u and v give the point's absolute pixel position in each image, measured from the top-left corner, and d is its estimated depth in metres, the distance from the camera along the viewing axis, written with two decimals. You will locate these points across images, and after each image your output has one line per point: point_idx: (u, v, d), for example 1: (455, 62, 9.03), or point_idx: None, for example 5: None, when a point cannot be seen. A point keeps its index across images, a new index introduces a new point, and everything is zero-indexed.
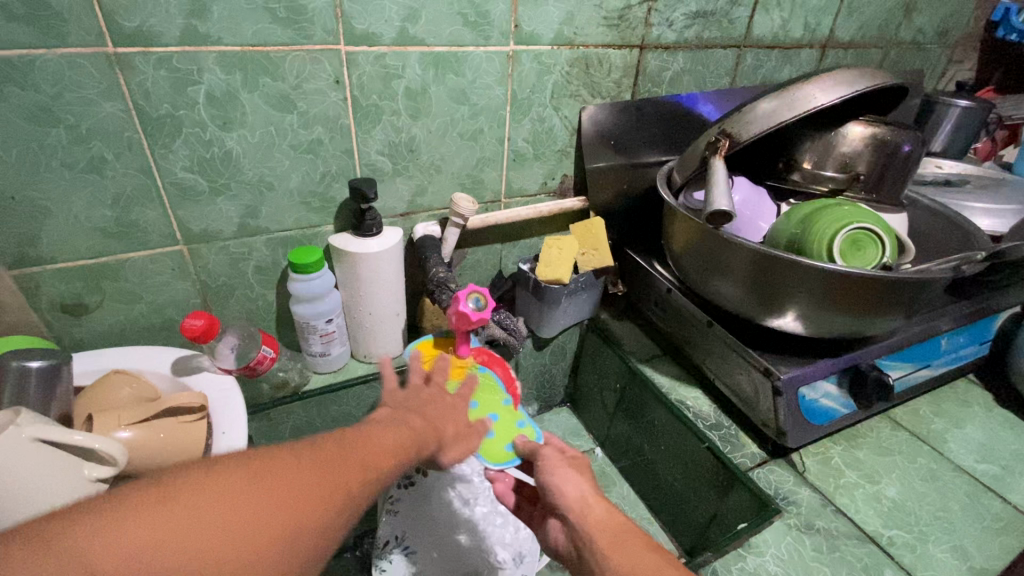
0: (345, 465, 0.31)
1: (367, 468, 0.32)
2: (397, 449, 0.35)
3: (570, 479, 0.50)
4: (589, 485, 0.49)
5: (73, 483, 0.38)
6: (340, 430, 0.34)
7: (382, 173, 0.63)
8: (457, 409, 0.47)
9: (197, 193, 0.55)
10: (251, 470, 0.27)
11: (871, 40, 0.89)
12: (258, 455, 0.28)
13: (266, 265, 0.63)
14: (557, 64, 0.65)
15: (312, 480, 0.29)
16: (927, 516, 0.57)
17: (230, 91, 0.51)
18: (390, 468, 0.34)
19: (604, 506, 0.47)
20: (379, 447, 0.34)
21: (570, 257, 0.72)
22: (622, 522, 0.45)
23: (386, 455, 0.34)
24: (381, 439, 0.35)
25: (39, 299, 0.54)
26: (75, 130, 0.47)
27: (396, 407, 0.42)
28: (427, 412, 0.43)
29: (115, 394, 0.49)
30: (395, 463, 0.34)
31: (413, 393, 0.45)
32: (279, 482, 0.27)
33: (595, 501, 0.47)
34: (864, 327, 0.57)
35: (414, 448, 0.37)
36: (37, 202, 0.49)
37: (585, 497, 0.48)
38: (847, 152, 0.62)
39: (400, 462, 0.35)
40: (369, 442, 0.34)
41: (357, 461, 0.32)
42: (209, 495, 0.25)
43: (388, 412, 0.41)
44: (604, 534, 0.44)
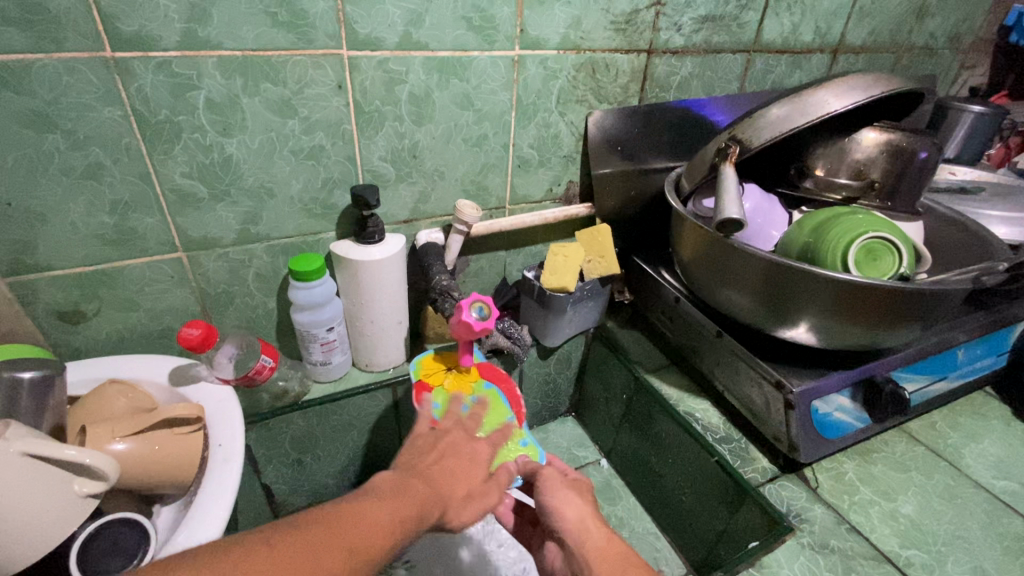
0: (332, 547, 0.29)
1: (354, 543, 0.31)
2: (394, 524, 0.34)
3: (570, 501, 0.49)
4: (589, 507, 0.48)
5: (63, 498, 0.38)
6: (332, 507, 0.32)
7: (385, 179, 0.62)
8: (469, 467, 0.44)
9: (197, 199, 0.54)
10: (228, 563, 0.26)
11: (882, 45, 0.88)
12: (235, 546, 0.27)
13: (266, 273, 0.62)
14: (563, 69, 0.64)
15: (294, 570, 0.27)
16: (945, 535, 0.55)
17: (230, 96, 0.50)
18: (382, 548, 0.32)
19: (604, 536, 0.44)
20: (372, 521, 0.32)
21: (576, 265, 0.71)
22: (622, 550, 0.43)
23: (381, 532, 0.32)
24: (375, 513, 0.33)
25: (35, 307, 0.53)
26: (72, 136, 0.46)
27: (400, 470, 0.40)
28: (434, 475, 0.41)
29: (110, 405, 0.47)
30: (391, 539, 0.33)
31: (423, 452, 0.44)
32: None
33: (594, 525, 0.46)
34: (879, 339, 0.55)
35: (412, 519, 0.35)
36: (35, 209, 0.48)
37: (584, 521, 0.46)
38: (861, 159, 0.61)
39: (395, 536, 0.33)
40: (363, 516, 0.32)
41: (343, 543, 0.30)
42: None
43: (392, 476, 0.39)
44: (603, 561, 0.42)
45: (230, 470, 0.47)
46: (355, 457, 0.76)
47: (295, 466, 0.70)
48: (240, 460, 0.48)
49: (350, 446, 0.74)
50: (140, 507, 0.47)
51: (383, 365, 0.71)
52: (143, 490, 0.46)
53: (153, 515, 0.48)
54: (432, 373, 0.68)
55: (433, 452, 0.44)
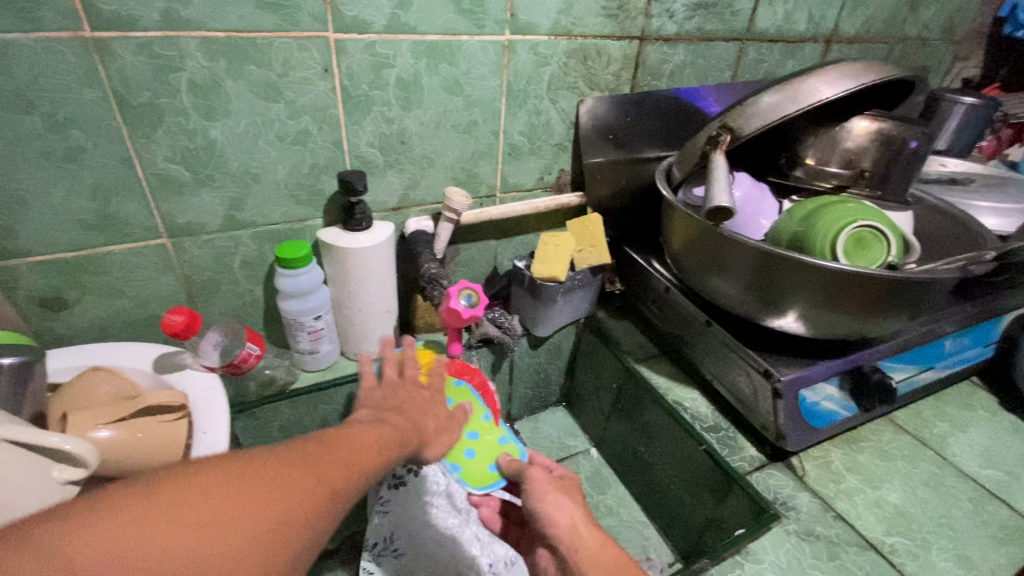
0: (334, 459, 0.31)
1: (353, 458, 0.32)
2: (380, 447, 0.36)
3: (562, 506, 0.48)
4: (581, 511, 0.47)
5: (40, 485, 0.37)
6: (324, 429, 0.34)
7: (373, 166, 0.61)
8: (432, 409, 0.48)
9: (181, 184, 0.53)
10: (237, 465, 0.27)
11: (876, 35, 0.87)
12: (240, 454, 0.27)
13: (253, 260, 0.61)
14: (554, 55, 0.63)
15: (303, 474, 0.28)
16: (930, 522, 0.55)
17: (214, 78, 0.49)
18: (375, 464, 0.34)
19: (597, 539, 0.44)
20: (361, 443, 0.34)
21: (567, 254, 0.70)
22: (616, 554, 0.42)
23: (371, 452, 0.34)
24: (363, 437, 0.35)
25: (16, 293, 0.52)
26: (51, 118, 0.45)
27: (373, 408, 0.43)
28: (407, 411, 0.44)
29: (94, 392, 0.47)
30: (380, 461, 0.35)
31: (389, 393, 0.46)
32: (271, 473, 0.27)
33: (586, 529, 0.45)
34: (866, 328, 0.55)
35: (395, 446, 0.38)
36: (14, 193, 0.47)
37: (575, 526, 0.45)
38: (852, 148, 0.60)
39: (384, 458, 0.35)
40: (352, 440, 0.34)
41: (343, 457, 0.32)
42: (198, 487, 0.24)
43: (367, 412, 0.42)
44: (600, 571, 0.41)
45: (215, 460, 0.47)
46: None
47: None
48: (225, 450, 0.48)
49: None
50: None
51: (372, 354, 0.71)
52: (125, 479, 0.45)
53: None
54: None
55: (391, 395, 0.46)
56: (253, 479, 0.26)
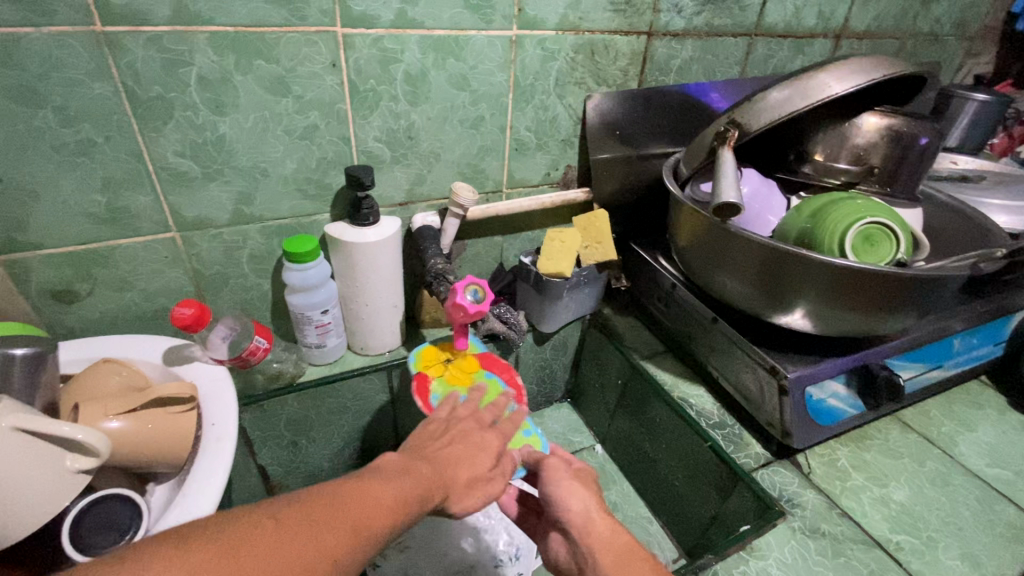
0: (342, 523, 0.30)
1: (360, 521, 0.30)
2: (398, 503, 0.33)
3: (575, 491, 0.48)
4: (595, 498, 0.48)
5: (53, 473, 0.38)
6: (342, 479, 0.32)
7: (380, 161, 0.62)
8: (474, 457, 0.43)
9: (190, 178, 0.53)
10: (232, 537, 0.26)
11: (886, 30, 0.86)
12: (241, 522, 0.27)
13: (261, 254, 0.62)
14: (561, 50, 0.63)
15: (298, 549, 0.27)
16: (937, 521, 0.55)
17: (222, 73, 0.49)
18: (386, 526, 0.32)
19: (609, 527, 0.44)
20: (378, 500, 0.32)
21: (573, 250, 0.71)
22: (627, 541, 0.43)
23: (384, 512, 0.32)
24: (381, 492, 0.33)
25: (28, 286, 0.52)
26: (62, 112, 0.46)
27: (408, 453, 0.40)
28: (437, 458, 0.41)
29: (104, 383, 0.47)
30: (392, 522, 0.32)
31: (425, 438, 0.44)
32: (273, 543, 0.27)
33: (599, 516, 0.45)
34: (874, 326, 0.55)
35: (416, 500, 0.35)
36: (25, 186, 0.48)
37: (589, 512, 0.46)
38: (861, 144, 0.61)
39: (398, 519, 0.33)
40: (368, 494, 0.32)
41: (350, 520, 0.30)
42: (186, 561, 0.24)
43: (397, 456, 0.39)
44: (611, 555, 0.42)
45: (223, 451, 0.47)
46: (350, 439, 0.76)
47: (290, 447, 0.71)
48: (233, 443, 0.48)
49: (345, 429, 0.74)
50: (134, 484, 0.47)
51: (379, 349, 0.71)
52: (136, 469, 0.46)
53: (146, 494, 0.48)
54: (432, 364, 0.68)
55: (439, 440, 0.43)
56: (250, 556, 0.26)
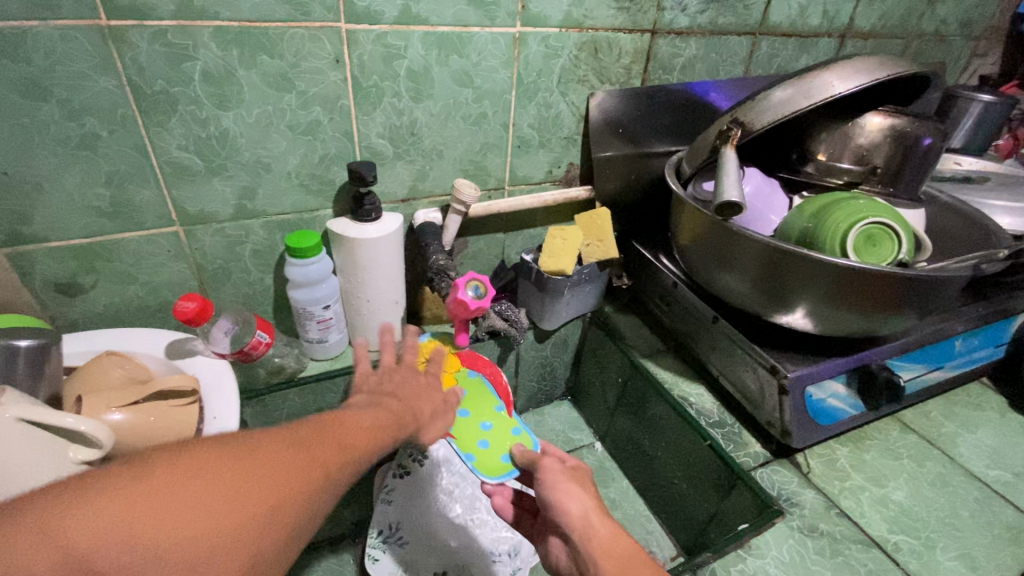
0: (331, 441, 0.33)
1: (346, 440, 0.34)
2: (376, 429, 0.37)
3: (573, 494, 0.48)
4: (593, 500, 0.48)
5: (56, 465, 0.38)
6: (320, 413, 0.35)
7: (383, 157, 0.62)
8: (429, 394, 0.48)
9: (194, 172, 0.53)
10: (230, 449, 0.28)
11: (891, 30, 0.86)
12: (235, 437, 0.29)
13: (264, 249, 0.62)
14: (565, 48, 0.63)
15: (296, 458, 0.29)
16: (934, 522, 0.55)
17: (227, 68, 0.50)
18: (370, 445, 0.35)
19: (608, 528, 0.44)
20: (356, 424, 0.36)
21: (575, 248, 0.70)
22: (626, 545, 0.43)
23: (365, 433, 0.36)
24: (358, 420, 0.37)
25: (32, 278, 0.53)
26: (67, 106, 0.46)
27: (371, 392, 0.44)
28: (404, 395, 0.45)
29: (107, 376, 0.48)
30: (375, 443, 0.36)
31: (384, 376, 0.47)
32: (271, 455, 0.29)
33: (598, 520, 0.45)
34: (874, 326, 0.55)
35: (391, 428, 0.39)
36: (31, 179, 0.48)
37: (587, 514, 0.46)
38: (863, 144, 0.60)
39: (378, 441, 0.37)
40: (348, 422, 0.36)
41: (337, 439, 0.33)
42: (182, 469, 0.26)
43: (363, 396, 0.42)
44: (611, 560, 0.41)
45: None
46: None
47: None
48: (233, 436, 0.49)
49: None
50: None
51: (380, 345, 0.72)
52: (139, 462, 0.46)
53: None
54: None
55: (397, 377, 0.47)
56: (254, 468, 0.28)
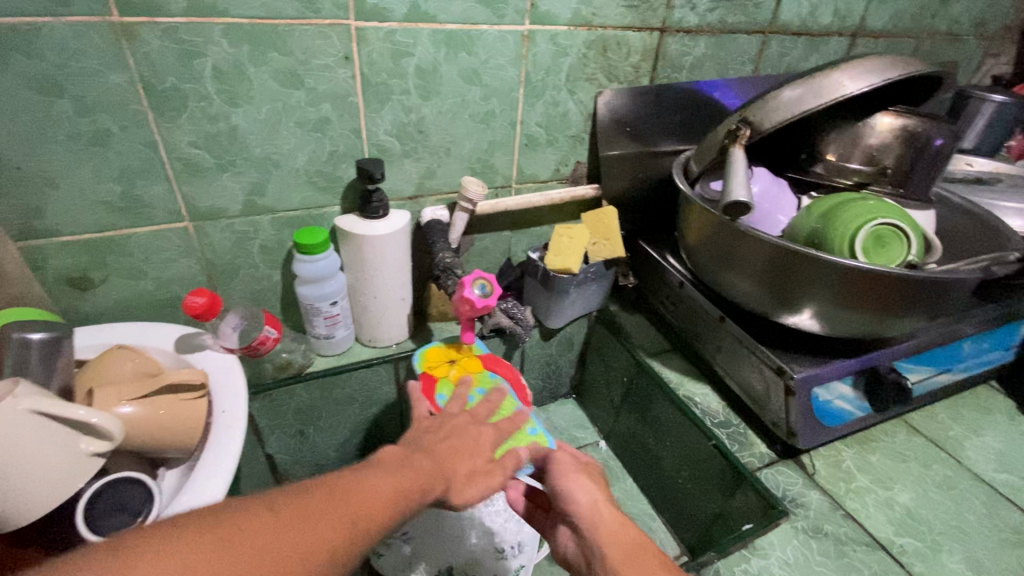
0: (335, 515, 0.30)
1: (358, 518, 0.31)
2: (397, 497, 0.34)
3: (583, 486, 0.48)
4: (601, 492, 0.48)
5: (69, 455, 0.39)
6: (337, 476, 0.33)
7: (391, 154, 0.62)
8: (468, 442, 0.44)
9: (204, 169, 0.54)
10: (221, 527, 0.27)
11: (903, 29, 0.85)
12: (231, 512, 0.28)
13: (272, 245, 0.62)
14: (573, 46, 0.63)
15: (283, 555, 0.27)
16: (940, 525, 0.55)
17: (237, 64, 0.50)
18: (386, 519, 0.33)
19: (617, 520, 0.45)
20: (376, 493, 0.33)
21: (581, 247, 0.71)
22: (635, 536, 0.43)
23: (384, 504, 0.33)
24: (380, 485, 0.34)
25: (45, 272, 0.53)
26: (80, 101, 0.47)
27: (409, 447, 0.41)
28: (439, 450, 0.42)
29: (118, 368, 0.48)
30: (394, 516, 0.33)
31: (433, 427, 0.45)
32: (259, 534, 0.27)
33: (607, 509, 0.46)
34: (881, 328, 0.55)
35: (417, 492, 0.36)
36: (43, 174, 0.49)
37: (596, 504, 0.46)
38: (873, 145, 0.61)
39: (395, 512, 0.34)
40: (367, 490, 0.33)
41: (346, 512, 0.31)
42: (158, 566, 0.24)
43: (397, 450, 0.40)
44: (620, 550, 0.42)
45: (232, 437, 0.48)
46: (356, 430, 0.77)
47: (297, 437, 0.71)
48: (242, 428, 0.49)
49: (352, 420, 0.75)
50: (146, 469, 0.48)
51: (386, 341, 0.72)
52: (149, 453, 0.47)
53: (157, 478, 0.49)
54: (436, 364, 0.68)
55: (438, 431, 0.44)
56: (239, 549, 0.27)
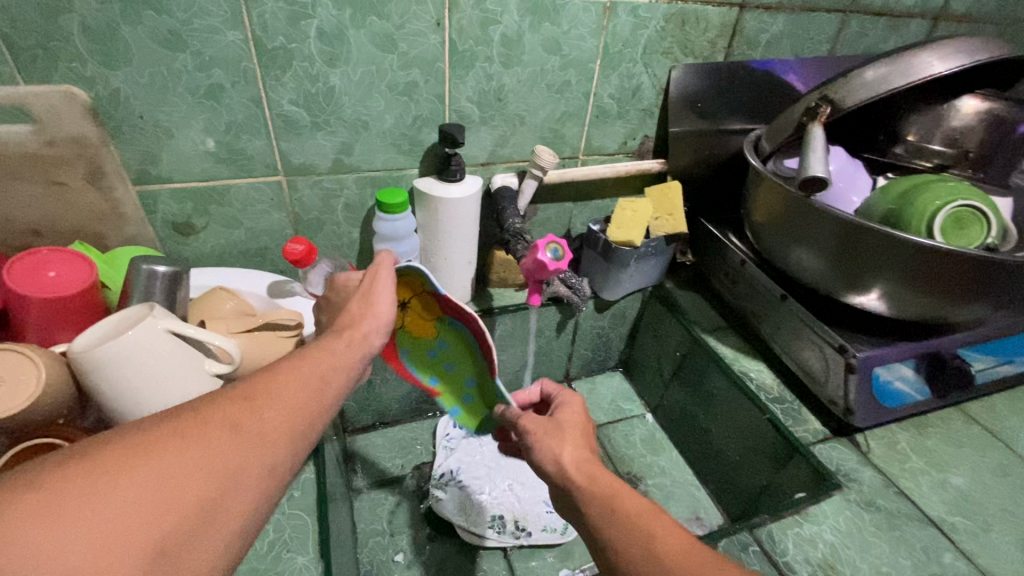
0: (258, 402, 0.31)
1: (283, 400, 0.32)
2: (320, 371, 0.36)
3: (552, 451, 0.41)
4: (575, 449, 0.41)
5: (196, 373, 0.43)
6: (250, 374, 0.34)
7: (469, 120, 0.64)
8: (370, 302, 0.44)
9: (300, 126, 0.57)
10: (144, 436, 0.27)
11: (990, 13, 0.82)
12: (155, 426, 0.28)
13: (355, 204, 0.66)
14: (653, 19, 0.64)
15: (217, 448, 0.28)
16: (993, 508, 0.55)
17: (339, 26, 0.53)
18: (314, 395, 0.34)
19: (583, 474, 0.39)
20: (296, 372, 0.35)
21: (644, 220, 0.72)
22: (609, 487, 0.38)
23: (310, 384, 0.35)
24: (297, 368, 0.35)
25: (155, 215, 0.58)
26: (199, 57, 0.50)
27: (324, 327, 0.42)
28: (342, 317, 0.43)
29: (221, 305, 0.52)
30: (320, 391, 0.35)
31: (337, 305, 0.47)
32: (194, 435, 0.28)
33: (576, 470, 0.40)
34: (946, 314, 0.55)
35: (341, 363, 0.38)
36: (162, 124, 0.53)
37: (565, 469, 0.40)
38: (957, 127, 0.60)
39: (327, 388, 0.35)
40: (286, 373, 0.34)
41: (272, 396, 0.32)
42: (99, 493, 0.24)
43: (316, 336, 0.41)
44: (597, 508, 0.37)
45: None
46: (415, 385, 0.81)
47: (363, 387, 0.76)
48: None
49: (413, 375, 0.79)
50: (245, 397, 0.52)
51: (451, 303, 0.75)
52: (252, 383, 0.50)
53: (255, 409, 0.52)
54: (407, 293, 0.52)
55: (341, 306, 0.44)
56: (175, 451, 0.27)
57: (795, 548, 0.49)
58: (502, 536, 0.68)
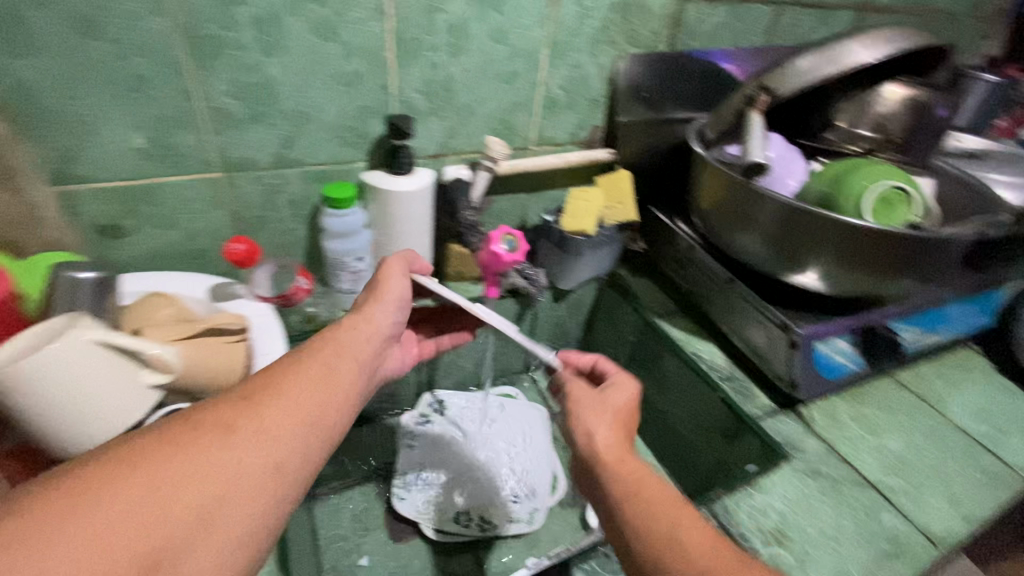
0: (252, 404, 0.33)
1: (278, 398, 0.34)
2: (315, 368, 0.38)
3: (593, 425, 0.44)
4: (610, 432, 0.44)
5: (130, 387, 0.41)
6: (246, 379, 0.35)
7: (417, 111, 0.63)
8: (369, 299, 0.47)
9: (236, 118, 0.54)
10: (137, 447, 0.28)
11: (907, 6, 0.88)
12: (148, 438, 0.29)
13: (300, 200, 0.63)
14: (597, 8, 0.64)
15: (210, 452, 0.30)
16: (923, 467, 0.60)
17: (274, 12, 0.50)
18: (312, 393, 0.36)
19: (612, 455, 0.42)
20: (293, 372, 0.37)
21: (595, 210, 0.73)
22: (634, 469, 0.41)
23: (306, 381, 0.36)
24: (295, 367, 0.37)
25: (78, 218, 0.54)
26: (118, 45, 0.47)
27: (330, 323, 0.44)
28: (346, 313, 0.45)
29: (159, 312, 0.49)
30: (318, 387, 0.36)
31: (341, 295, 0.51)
32: (185, 442, 0.29)
33: (610, 446, 0.42)
34: (876, 290, 0.59)
35: (335, 359, 0.39)
36: (80, 118, 0.49)
37: (598, 444, 0.43)
38: (882, 112, 0.65)
39: (323, 384, 0.37)
40: (283, 374, 0.36)
41: (267, 397, 0.34)
42: (97, 505, 0.26)
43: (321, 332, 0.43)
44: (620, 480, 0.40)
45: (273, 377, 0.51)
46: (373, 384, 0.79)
47: None
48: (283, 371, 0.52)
49: None
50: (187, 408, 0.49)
51: None
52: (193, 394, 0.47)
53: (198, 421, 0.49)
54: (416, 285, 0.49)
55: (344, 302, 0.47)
56: (166, 459, 0.28)
57: (749, 518, 0.52)
58: (468, 530, 0.68)
